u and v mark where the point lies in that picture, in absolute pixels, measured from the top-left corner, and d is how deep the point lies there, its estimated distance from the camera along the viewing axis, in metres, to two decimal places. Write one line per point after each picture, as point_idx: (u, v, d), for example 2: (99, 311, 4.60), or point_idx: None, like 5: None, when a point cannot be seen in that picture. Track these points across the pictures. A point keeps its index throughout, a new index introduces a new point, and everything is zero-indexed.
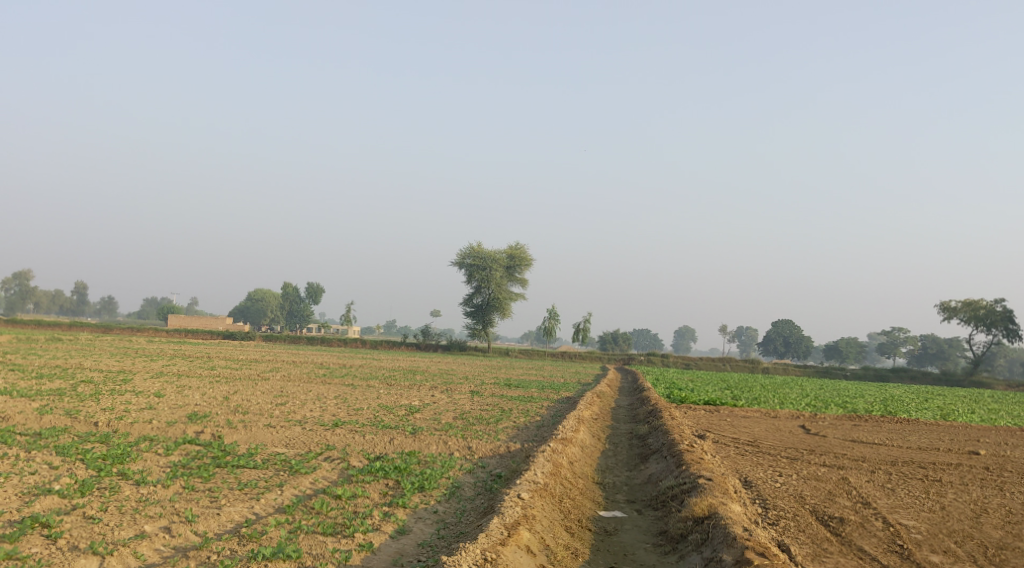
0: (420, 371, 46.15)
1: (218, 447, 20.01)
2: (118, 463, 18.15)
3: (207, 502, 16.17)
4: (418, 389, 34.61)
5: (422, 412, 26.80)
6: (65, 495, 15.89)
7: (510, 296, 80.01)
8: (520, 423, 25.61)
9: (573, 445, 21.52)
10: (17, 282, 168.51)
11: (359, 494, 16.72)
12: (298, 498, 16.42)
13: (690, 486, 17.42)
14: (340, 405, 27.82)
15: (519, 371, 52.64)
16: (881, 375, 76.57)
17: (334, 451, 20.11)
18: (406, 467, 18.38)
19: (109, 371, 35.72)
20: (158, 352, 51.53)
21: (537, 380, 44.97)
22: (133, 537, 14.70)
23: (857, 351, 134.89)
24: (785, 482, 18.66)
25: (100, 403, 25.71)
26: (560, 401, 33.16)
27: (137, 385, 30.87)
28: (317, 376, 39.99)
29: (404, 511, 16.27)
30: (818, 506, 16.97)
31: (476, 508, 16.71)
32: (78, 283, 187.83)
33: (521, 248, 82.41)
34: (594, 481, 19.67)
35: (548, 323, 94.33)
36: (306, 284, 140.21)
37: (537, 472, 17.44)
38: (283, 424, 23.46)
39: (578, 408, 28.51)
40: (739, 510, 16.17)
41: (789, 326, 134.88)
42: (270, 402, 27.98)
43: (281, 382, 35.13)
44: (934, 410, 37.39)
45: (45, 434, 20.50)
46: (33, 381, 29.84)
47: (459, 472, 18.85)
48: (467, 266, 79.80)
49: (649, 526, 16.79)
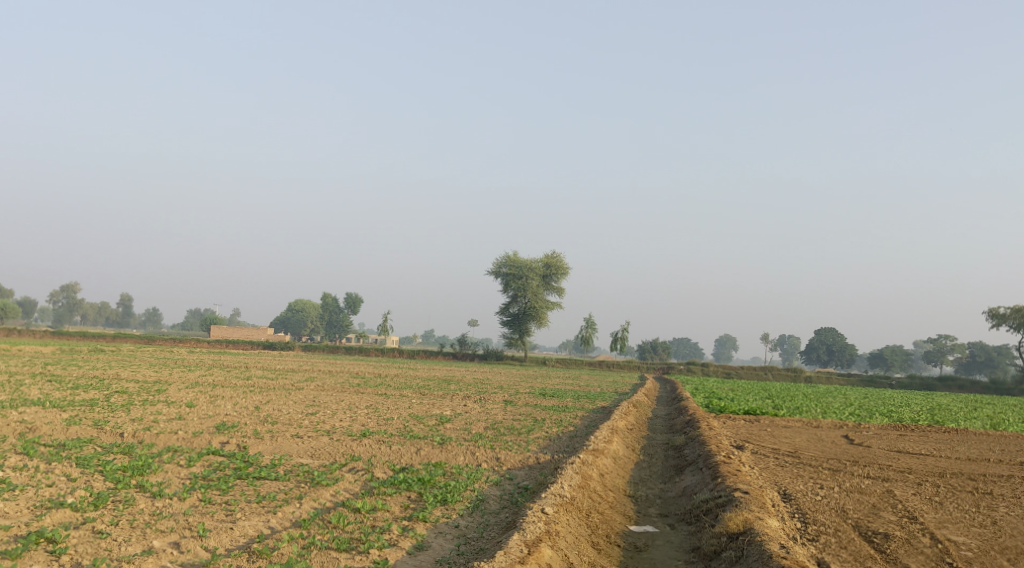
0: (456, 381, 45.49)
1: (241, 458, 19.46)
2: (137, 475, 17.64)
3: (221, 515, 15.64)
4: (452, 399, 33.93)
5: (453, 422, 26.17)
6: (77, 509, 15.47)
7: (547, 305, 79.29)
8: (552, 433, 24.94)
9: (605, 456, 20.72)
10: (65, 295, 172.18)
11: (379, 507, 16.10)
12: (316, 512, 15.82)
13: (726, 499, 16.61)
14: (371, 415, 27.25)
15: (555, 381, 51.94)
16: (928, 384, 74.67)
17: (360, 462, 19.51)
18: (429, 479, 17.75)
19: (144, 381, 35.51)
20: (196, 362, 51.43)
21: (573, 390, 44.07)
22: (139, 554, 14.23)
23: (903, 360, 132.31)
24: (826, 495, 17.73)
25: (130, 414, 25.28)
26: (595, 411, 32.47)
27: (170, 396, 30.49)
28: (352, 385, 39.44)
29: (424, 525, 15.63)
30: (861, 520, 16.08)
31: (499, 522, 16.02)
32: (125, 295, 191.71)
33: (558, 256, 81.63)
34: (626, 494, 18.86)
35: (586, 333, 93.54)
36: (346, 295, 140.55)
37: (565, 485, 16.68)
38: (312, 435, 22.92)
39: (613, 419, 27.70)
40: (776, 526, 15.31)
41: (832, 334, 132.83)
42: (301, 412, 27.46)
43: (315, 393, 34.63)
44: (983, 420, 36.27)
45: (68, 445, 20.01)
46: (67, 392, 29.55)
47: (485, 484, 18.15)
48: (504, 275, 79.31)
49: (682, 541, 15.99)
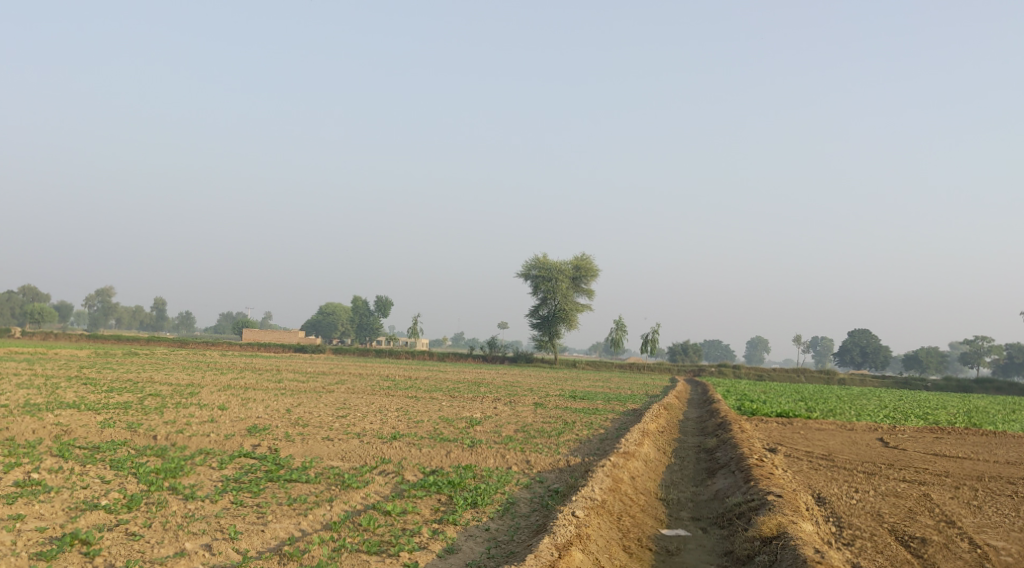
0: (486, 383, 45.45)
1: (272, 460, 19.52)
2: (170, 477, 17.71)
3: (253, 518, 15.68)
4: (481, 401, 33.90)
5: (483, 425, 26.16)
6: (111, 511, 15.56)
7: (577, 307, 79.08)
8: (583, 436, 24.83)
9: (636, 459, 20.56)
10: (100, 299, 174.72)
11: (409, 510, 16.07)
12: (346, 515, 15.83)
13: (759, 503, 16.43)
14: (401, 417, 27.29)
15: (585, 383, 51.73)
16: (965, 385, 73.65)
17: (390, 464, 19.52)
18: (459, 481, 17.70)
19: (177, 384, 35.78)
20: (228, 365, 51.80)
21: (603, 392, 43.90)
22: (171, 556, 14.27)
23: (938, 361, 130.65)
24: (861, 499, 17.50)
25: (163, 416, 25.46)
26: (625, 413, 32.28)
27: (203, 398, 30.71)
28: (382, 389, 39.48)
29: (454, 528, 15.59)
30: (898, 525, 15.84)
31: (530, 526, 15.93)
32: (160, 299, 194.24)
33: (587, 259, 81.41)
34: (657, 497, 18.70)
35: (616, 335, 93.33)
36: (376, 297, 141.07)
37: (596, 489, 16.54)
38: (342, 437, 22.97)
39: (643, 421, 27.55)
40: (811, 530, 15.13)
41: (866, 336, 131.60)
42: (332, 414, 27.53)
43: (346, 395, 34.72)
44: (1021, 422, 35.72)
45: (102, 447, 20.17)
46: (103, 395, 29.84)
47: (515, 487, 18.07)
48: (533, 278, 79.30)
49: (714, 545, 15.83)
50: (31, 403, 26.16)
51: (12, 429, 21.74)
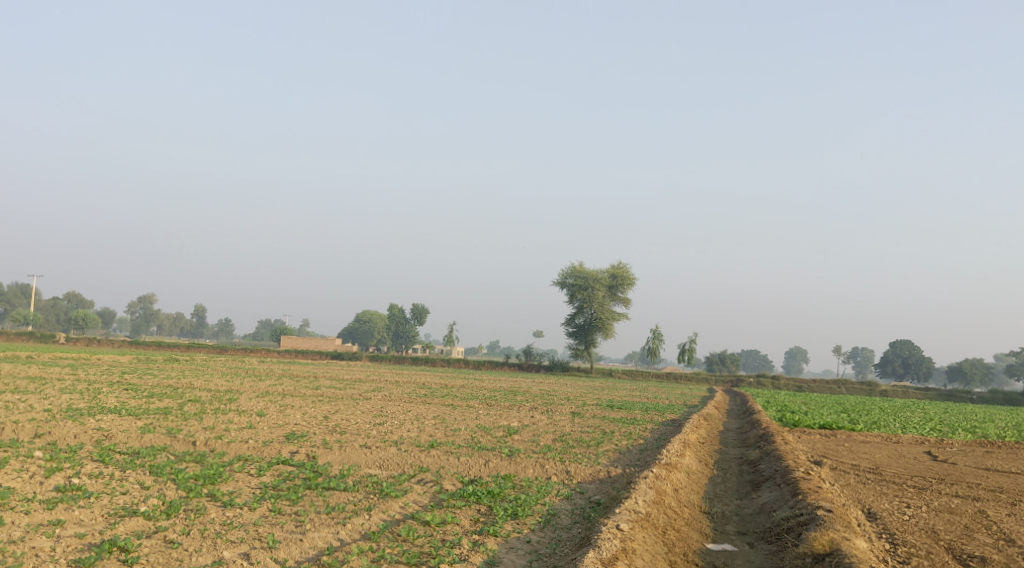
0: (523, 392, 45.09)
1: (310, 468, 19.32)
2: (209, 483, 17.57)
3: (291, 526, 15.49)
4: (519, 410, 33.49)
5: (521, 434, 25.85)
6: (150, 518, 15.45)
7: (614, 316, 78.51)
8: (622, 446, 24.44)
9: (678, 470, 20.19)
10: (142, 305, 177.17)
11: (448, 521, 15.80)
12: (385, 525, 15.57)
13: (808, 517, 16.02)
14: (438, 425, 27.01)
15: (623, 393, 51.09)
16: (1011, 398, 72.34)
17: (428, 473, 19.25)
18: (499, 491, 17.39)
19: (217, 390, 35.70)
20: (266, 372, 51.69)
21: (641, 402, 43.50)
22: (209, 564, 14.11)
23: (983, 374, 128.52)
24: (913, 515, 16.99)
25: (202, 422, 25.36)
26: (665, 423, 31.85)
27: (241, 404, 30.59)
28: (419, 396, 39.18)
29: (495, 540, 15.30)
30: (955, 542, 15.34)
31: (572, 538, 15.61)
32: (200, 304, 196.55)
33: (623, 267, 80.68)
34: (701, 510, 18.30)
35: (652, 344, 92.72)
36: (412, 306, 141.23)
37: (639, 501, 16.19)
38: (380, 445, 22.75)
39: (684, 432, 27.09)
40: (865, 547, 14.69)
41: (907, 347, 129.77)
42: (369, 422, 27.32)
43: (383, 403, 34.44)
44: None
45: (142, 453, 20.06)
46: (143, 400, 29.77)
47: (555, 498, 17.75)
48: (570, 286, 78.86)
49: (763, 561, 15.41)
50: (73, 408, 26.20)
51: (54, 434, 21.72)
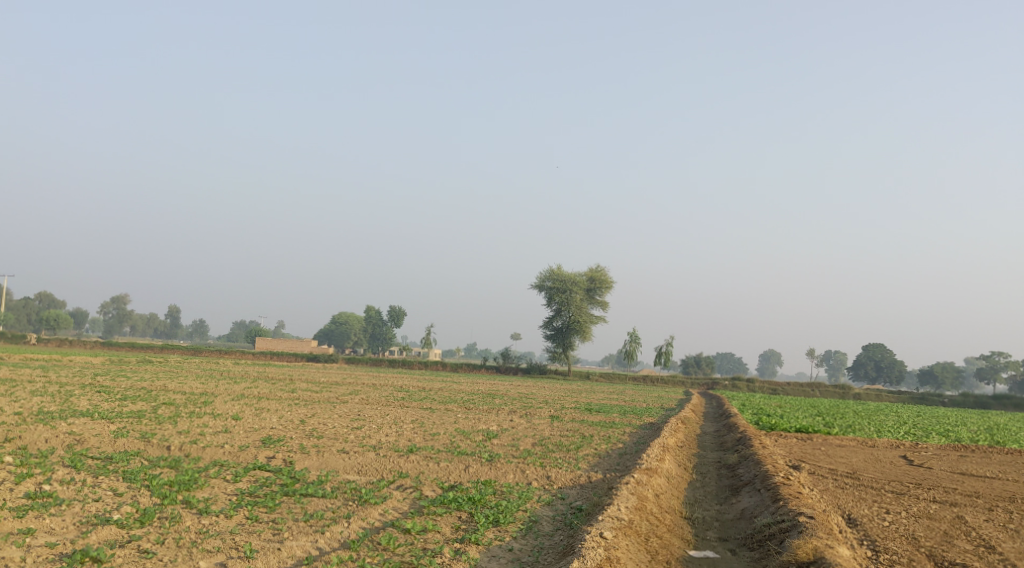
0: (500, 395, 44.94)
1: (287, 473, 19.11)
2: (184, 490, 17.33)
3: (269, 535, 15.29)
4: (497, 413, 33.33)
5: (500, 438, 25.71)
6: (123, 526, 15.20)
7: (591, 319, 78.55)
8: (601, 451, 24.37)
9: (659, 476, 20.10)
10: (116, 306, 175.66)
11: (429, 528, 15.66)
12: (365, 533, 15.41)
13: (790, 524, 15.99)
14: (417, 430, 26.82)
15: (600, 396, 51.04)
16: (983, 401, 72.92)
17: (407, 479, 19.07)
18: (480, 498, 17.25)
19: (192, 393, 35.31)
20: (241, 374, 51.29)
21: (619, 405, 43.48)
22: None
23: (954, 377, 129.60)
24: (894, 521, 17.01)
25: (177, 427, 25.05)
26: (644, 427, 31.76)
27: (217, 408, 30.26)
28: (396, 400, 38.96)
29: (476, 549, 15.16)
30: (936, 549, 15.36)
31: (554, 546, 15.51)
32: (174, 305, 195.19)
33: (602, 270, 80.99)
34: (683, 516, 18.25)
35: (629, 347, 92.89)
36: (389, 308, 140.81)
37: (622, 508, 16.12)
38: (358, 450, 22.56)
39: (663, 436, 27.04)
40: (847, 554, 14.67)
41: (881, 350, 130.66)
42: (346, 426, 27.10)
43: (359, 406, 34.17)
44: None
45: (115, 458, 19.79)
46: (116, 404, 29.37)
47: (536, 505, 17.64)
48: (547, 289, 78.84)
49: None
50: (44, 411, 25.82)
51: (25, 438, 21.40)
